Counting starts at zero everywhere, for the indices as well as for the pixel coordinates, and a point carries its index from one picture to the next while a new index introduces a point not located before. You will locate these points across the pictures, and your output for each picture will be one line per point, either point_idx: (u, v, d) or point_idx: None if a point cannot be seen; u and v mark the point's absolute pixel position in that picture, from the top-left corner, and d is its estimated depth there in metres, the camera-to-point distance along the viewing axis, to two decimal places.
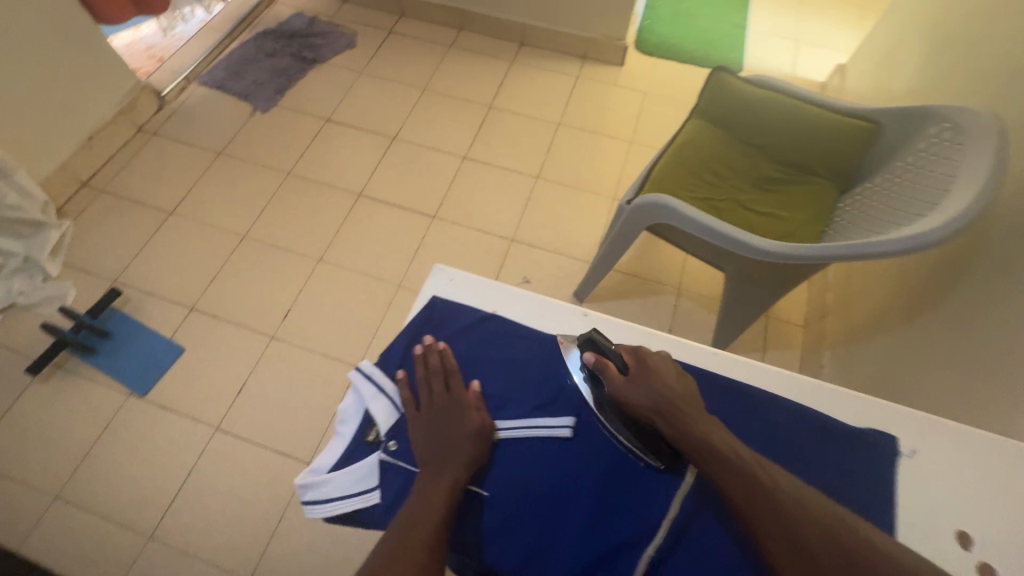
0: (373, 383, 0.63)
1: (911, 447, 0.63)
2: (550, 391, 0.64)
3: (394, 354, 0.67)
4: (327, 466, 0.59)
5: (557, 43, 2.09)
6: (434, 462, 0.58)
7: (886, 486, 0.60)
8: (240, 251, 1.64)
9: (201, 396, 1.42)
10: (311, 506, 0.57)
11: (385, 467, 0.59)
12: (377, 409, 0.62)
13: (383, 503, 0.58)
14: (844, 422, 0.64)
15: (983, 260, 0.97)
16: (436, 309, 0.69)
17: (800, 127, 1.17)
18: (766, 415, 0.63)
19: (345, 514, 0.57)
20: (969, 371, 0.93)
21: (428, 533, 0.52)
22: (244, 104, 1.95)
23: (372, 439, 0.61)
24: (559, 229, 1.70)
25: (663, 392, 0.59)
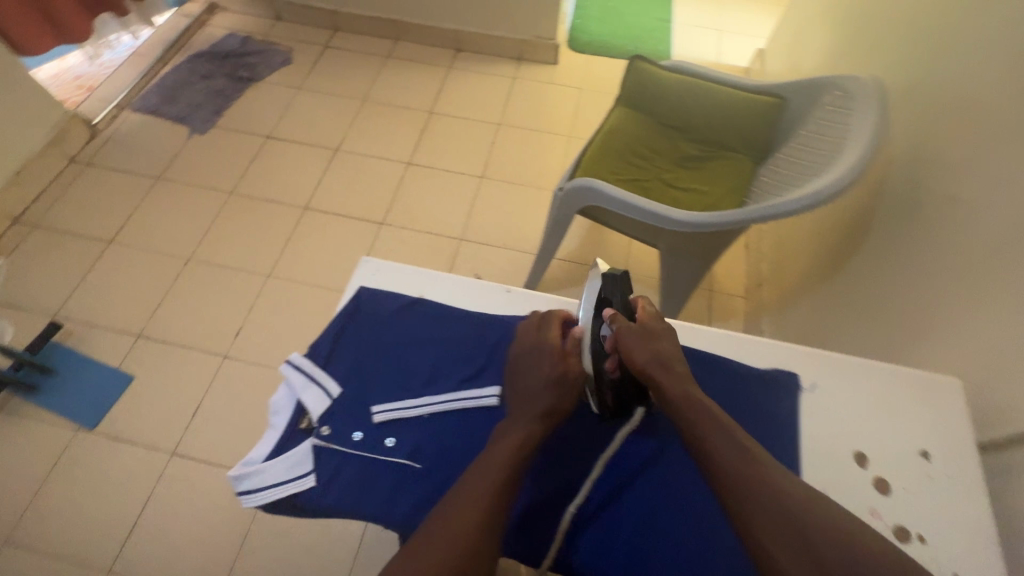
0: (303, 373, 0.65)
1: (812, 381, 0.68)
2: (476, 364, 0.67)
3: (323, 345, 0.68)
4: (262, 456, 0.61)
5: (492, 47, 2.15)
6: (519, 409, 0.60)
7: (788, 418, 0.65)
8: (186, 274, 1.62)
9: (154, 422, 1.39)
10: (247, 495, 0.58)
11: (318, 452, 0.61)
12: (308, 397, 0.64)
13: (317, 485, 0.59)
14: (749, 365, 0.69)
15: (885, 213, 1.05)
16: (363, 299, 0.71)
17: (715, 107, 1.25)
18: None
19: (282, 500, 0.59)
20: (880, 316, 1.01)
21: (488, 490, 0.53)
22: (181, 127, 1.93)
23: (306, 427, 0.63)
24: (507, 225, 1.74)
25: (663, 353, 0.62)
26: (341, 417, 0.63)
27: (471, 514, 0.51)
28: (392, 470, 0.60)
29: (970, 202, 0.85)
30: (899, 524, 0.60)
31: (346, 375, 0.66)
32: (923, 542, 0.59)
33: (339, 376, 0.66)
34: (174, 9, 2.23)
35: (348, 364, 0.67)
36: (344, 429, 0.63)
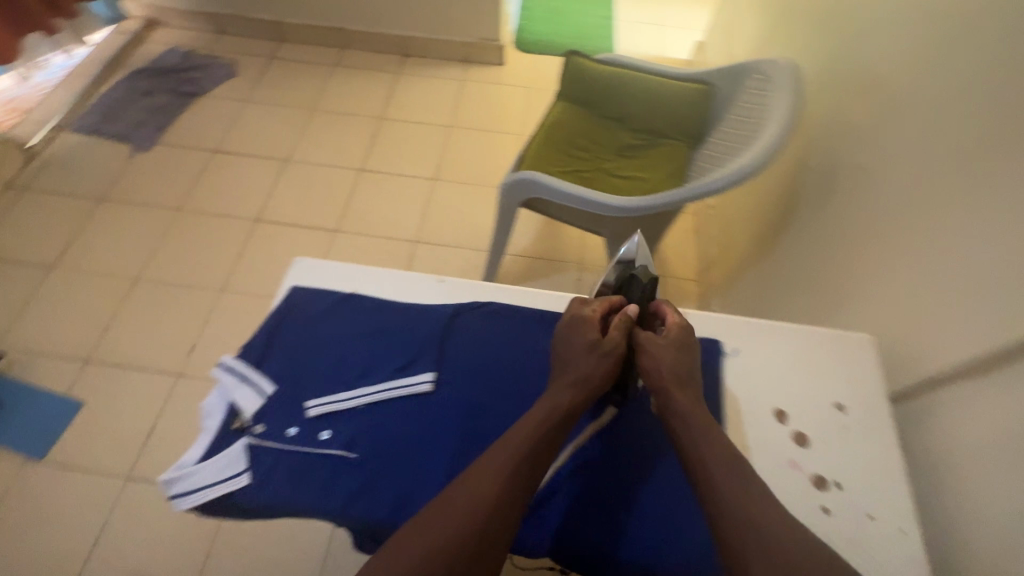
0: (235, 374, 0.65)
1: (733, 346, 0.72)
2: (409, 353, 0.68)
3: (255, 345, 0.68)
4: (195, 459, 0.61)
5: (439, 51, 2.17)
6: (559, 378, 0.63)
7: (711, 383, 0.68)
8: (135, 294, 1.59)
9: (107, 448, 1.35)
10: (179, 498, 0.58)
11: (253, 450, 0.61)
12: (241, 398, 0.64)
13: (252, 483, 0.59)
14: None
15: (809, 187, 1.11)
16: (295, 297, 0.72)
17: (648, 96, 1.29)
18: None
19: (215, 500, 0.59)
20: (808, 285, 1.06)
21: (506, 462, 0.54)
22: (123, 146, 1.89)
23: (238, 427, 0.63)
24: (462, 225, 1.75)
25: (683, 365, 0.64)
26: (275, 414, 0.64)
27: (485, 490, 0.52)
28: (327, 462, 0.61)
29: (879, 172, 0.90)
30: (818, 472, 0.63)
31: (279, 373, 0.66)
32: (840, 488, 0.63)
33: (272, 374, 0.66)
34: (111, 27, 2.17)
35: (281, 362, 0.67)
36: (278, 425, 0.63)
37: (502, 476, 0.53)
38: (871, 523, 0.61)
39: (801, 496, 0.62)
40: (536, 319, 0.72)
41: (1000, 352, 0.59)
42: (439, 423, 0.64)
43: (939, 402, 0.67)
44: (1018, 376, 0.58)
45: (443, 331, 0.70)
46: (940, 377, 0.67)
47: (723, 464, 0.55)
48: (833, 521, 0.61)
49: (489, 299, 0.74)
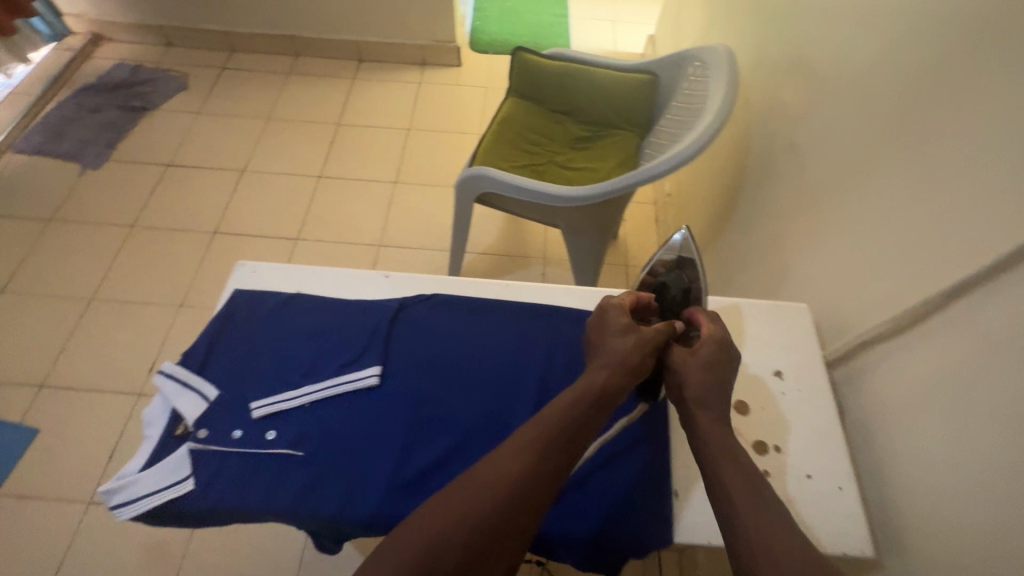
0: (176, 380, 0.64)
1: None
2: (355, 349, 0.68)
3: (198, 351, 0.67)
4: (138, 468, 0.60)
5: (394, 55, 2.17)
6: (596, 361, 0.61)
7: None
8: (90, 315, 1.54)
9: (66, 474, 1.31)
10: (120, 508, 0.57)
11: (197, 455, 0.60)
12: (183, 404, 0.63)
13: (197, 488, 0.58)
14: None
15: (753, 168, 1.14)
16: (238, 300, 0.72)
17: (595, 88, 1.31)
18: (548, 325, 0.72)
19: (159, 508, 0.58)
20: (757, 262, 1.08)
21: (536, 439, 0.53)
22: (71, 165, 1.83)
23: (182, 432, 0.62)
24: (425, 226, 1.75)
25: (714, 386, 0.60)
26: (219, 417, 0.63)
27: (508, 467, 0.51)
28: (274, 461, 0.61)
29: (811, 149, 0.93)
30: (758, 439, 0.67)
31: (222, 378, 0.66)
32: (780, 452, 0.66)
33: (215, 379, 0.65)
34: (53, 44, 2.12)
35: (224, 367, 0.66)
36: (222, 429, 0.62)
37: (527, 455, 0.52)
38: (809, 482, 0.64)
39: None
40: (483, 307, 0.73)
41: (920, 308, 0.62)
42: (388, 416, 0.64)
43: (871, 363, 0.70)
44: (936, 329, 0.61)
45: (388, 325, 0.70)
46: (870, 340, 0.69)
47: (742, 475, 0.52)
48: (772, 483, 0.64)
49: (435, 292, 0.74)
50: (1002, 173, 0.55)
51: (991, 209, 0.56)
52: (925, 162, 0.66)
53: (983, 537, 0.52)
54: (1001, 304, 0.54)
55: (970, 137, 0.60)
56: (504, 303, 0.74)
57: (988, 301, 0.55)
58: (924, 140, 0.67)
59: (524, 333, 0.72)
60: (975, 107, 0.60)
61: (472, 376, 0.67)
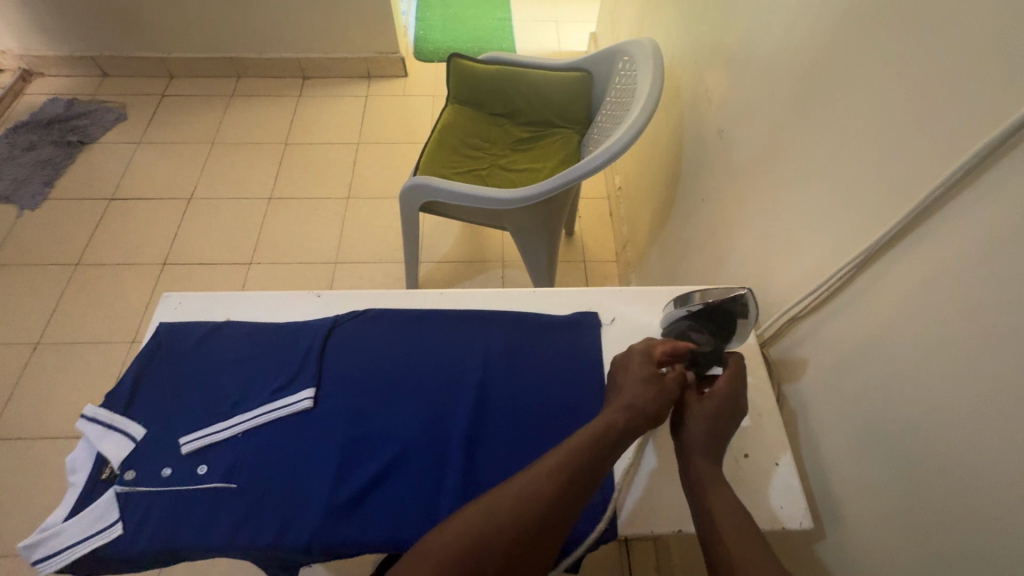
0: (99, 423, 0.62)
1: (611, 315, 0.75)
2: (287, 373, 0.67)
3: (122, 389, 0.65)
4: (62, 518, 0.58)
5: (339, 69, 2.15)
6: (613, 400, 0.59)
7: (590, 354, 0.71)
8: (36, 361, 1.49)
9: (19, 528, 1.26)
10: (43, 562, 0.55)
11: (125, 498, 0.58)
12: (107, 446, 0.61)
13: (126, 532, 0.57)
14: (555, 314, 0.75)
15: (688, 156, 1.17)
16: (163, 334, 0.70)
17: (532, 89, 1.32)
18: (485, 329, 0.72)
19: (85, 557, 0.56)
20: (699, 247, 1.11)
21: (563, 463, 0.52)
22: (6, 206, 1.76)
23: (108, 475, 0.60)
24: (381, 239, 1.74)
25: (716, 439, 0.58)
26: (147, 456, 0.61)
27: (540, 484, 0.51)
28: (207, 496, 0.59)
29: (737, 133, 0.96)
30: None
31: (149, 415, 0.64)
32: None
33: (142, 417, 0.64)
34: None
35: (151, 404, 0.65)
36: (151, 468, 0.60)
37: (557, 477, 0.51)
38: (747, 462, 0.64)
39: None
40: (417, 317, 0.73)
41: (839, 279, 0.64)
42: (325, 438, 0.63)
43: (799, 337, 0.72)
44: (853, 298, 0.63)
45: (322, 344, 0.69)
46: (797, 315, 0.71)
47: (733, 520, 0.51)
48: None
49: (366, 307, 0.73)
50: (896, 141, 0.58)
51: (890, 176, 0.58)
52: (833, 136, 0.69)
53: (908, 492, 0.54)
54: (904, 267, 0.56)
55: (869, 110, 0.63)
56: (440, 312, 0.74)
57: (892, 267, 0.58)
58: (831, 115, 0.70)
59: (460, 340, 0.71)
60: (871, 80, 0.63)
61: (410, 389, 0.67)
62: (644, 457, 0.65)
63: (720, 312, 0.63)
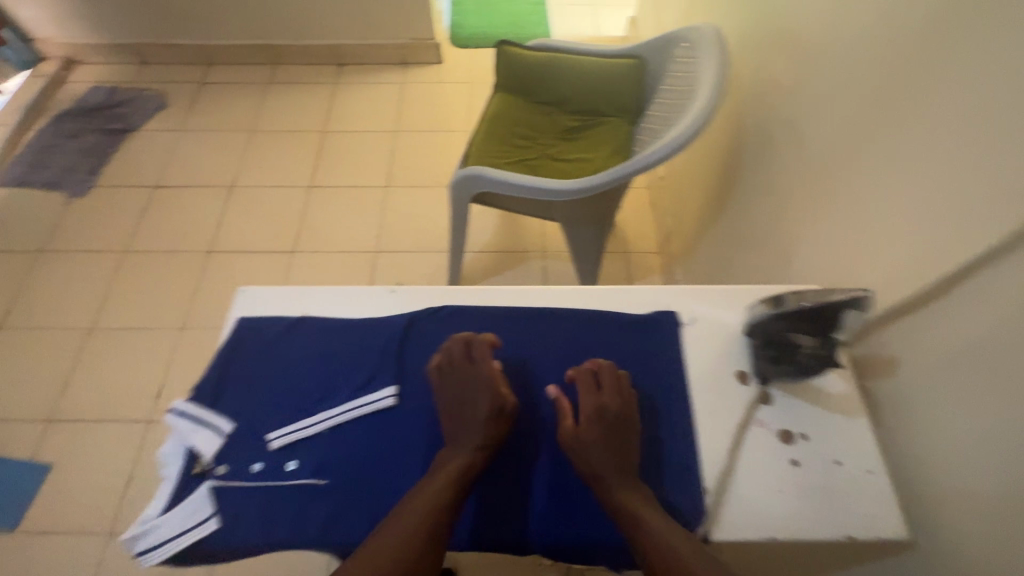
0: (188, 418, 0.63)
1: (691, 315, 0.73)
2: (368, 370, 0.67)
3: (206, 384, 0.66)
4: (159, 511, 0.59)
5: (374, 56, 2.13)
6: (455, 435, 0.61)
7: (669, 357, 0.69)
8: (90, 346, 1.52)
9: (82, 508, 1.30)
10: (148, 554, 0.57)
11: (218, 493, 0.60)
12: (198, 440, 0.62)
13: (221, 527, 0.58)
14: (633, 313, 0.73)
15: (747, 148, 1.13)
16: (243, 328, 0.70)
17: (582, 78, 1.29)
18: (559, 327, 0.71)
19: (185, 550, 0.57)
20: (761, 242, 1.07)
21: (431, 501, 0.55)
22: (55, 193, 1.79)
23: (199, 470, 0.61)
24: (420, 228, 1.73)
25: (617, 463, 0.59)
26: (236, 452, 0.62)
27: (408, 524, 0.54)
28: (297, 493, 0.60)
29: (808, 123, 0.91)
30: (782, 428, 0.65)
31: (235, 411, 0.65)
32: (806, 440, 0.64)
33: (227, 412, 0.64)
34: (26, 72, 2.07)
35: (234, 400, 0.65)
36: (240, 464, 0.61)
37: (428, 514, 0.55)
38: (838, 469, 0.62)
39: (767, 456, 0.63)
40: (492, 315, 0.72)
41: (938, 281, 0.60)
42: (407, 434, 0.63)
43: (886, 340, 0.68)
44: (949, 306, 0.60)
45: (399, 342, 0.69)
46: (886, 316, 0.68)
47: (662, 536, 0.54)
48: (802, 472, 0.62)
49: (439, 305, 0.73)
50: (1007, 141, 0.54)
51: (1002, 177, 0.54)
52: (927, 132, 0.65)
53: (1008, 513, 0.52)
54: (1012, 276, 0.53)
55: (975, 103, 0.58)
56: (513, 310, 0.73)
57: (996, 276, 0.55)
58: (925, 108, 0.66)
59: (533, 340, 0.70)
60: (981, 69, 0.58)
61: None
62: (735, 460, 0.63)
63: (824, 316, 0.61)
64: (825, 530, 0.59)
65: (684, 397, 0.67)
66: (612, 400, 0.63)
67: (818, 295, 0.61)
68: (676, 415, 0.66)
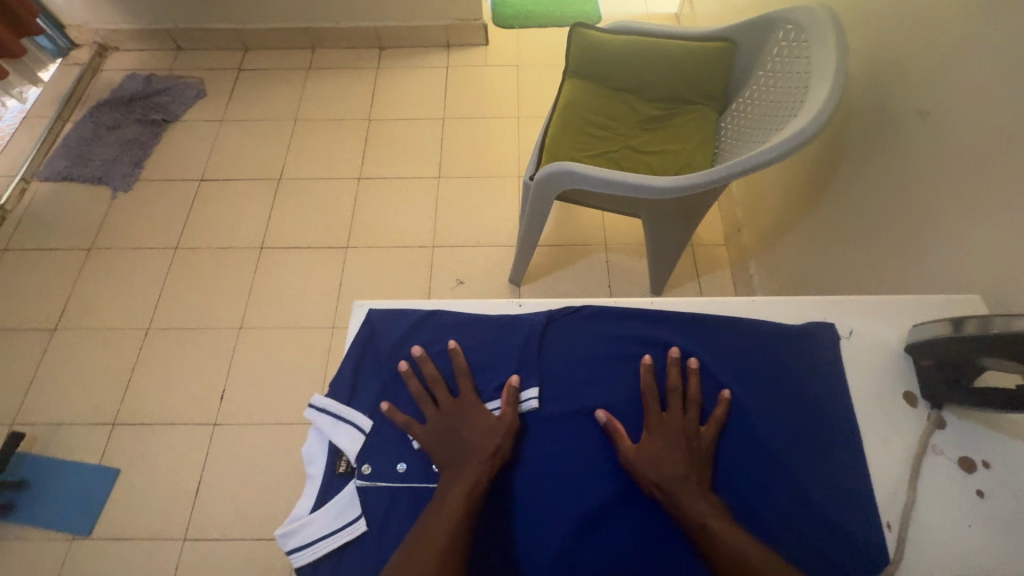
0: (330, 414, 0.68)
1: (848, 328, 0.70)
2: (506, 371, 0.70)
3: (344, 380, 0.70)
4: (309, 509, 0.64)
5: (416, 39, 2.04)
6: (456, 455, 0.64)
7: (829, 370, 0.67)
8: (148, 347, 1.50)
9: (155, 512, 1.29)
10: (300, 551, 0.61)
11: (365, 492, 0.64)
12: (341, 439, 0.66)
13: (370, 528, 0.63)
14: (785, 323, 0.71)
15: (852, 140, 1.06)
16: (376, 324, 0.74)
17: (668, 62, 1.20)
18: (713, 336, 0.71)
19: (335, 548, 0.62)
20: (868, 242, 1.02)
21: (457, 508, 0.59)
22: (101, 188, 1.75)
23: (345, 469, 0.67)
24: (476, 222, 1.68)
25: (669, 473, 0.61)
26: (379, 452, 0.67)
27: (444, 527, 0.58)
28: None
29: (944, 115, 0.84)
30: (962, 455, 0.61)
31: (372, 409, 0.69)
32: (989, 468, 0.60)
33: (365, 409, 0.69)
34: (60, 61, 2.01)
35: (371, 397, 0.70)
36: (385, 464, 0.66)
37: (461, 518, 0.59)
38: None
39: (949, 485, 0.60)
40: (636, 325, 0.72)
41: None
42: (562, 446, 0.67)
43: None
44: None
45: (537, 342, 0.71)
46: None
47: (730, 544, 0.56)
48: (990, 503, 0.59)
49: (576, 314, 0.73)
50: None
51: None
52: None
53: None
54: None
55: None
56: (659, 317, 0.73)
57: None
58: None
59: (688, 348, 0.70)
60: None
61: (631, 397, 0.69)
62: (914, 494, 0.60)
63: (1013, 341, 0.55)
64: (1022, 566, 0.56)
65: (848, 414, 0.64)
66: (674, 419, 0.66)
67: (1006, 320, 0.56)
68: (835, 432, 0.64)
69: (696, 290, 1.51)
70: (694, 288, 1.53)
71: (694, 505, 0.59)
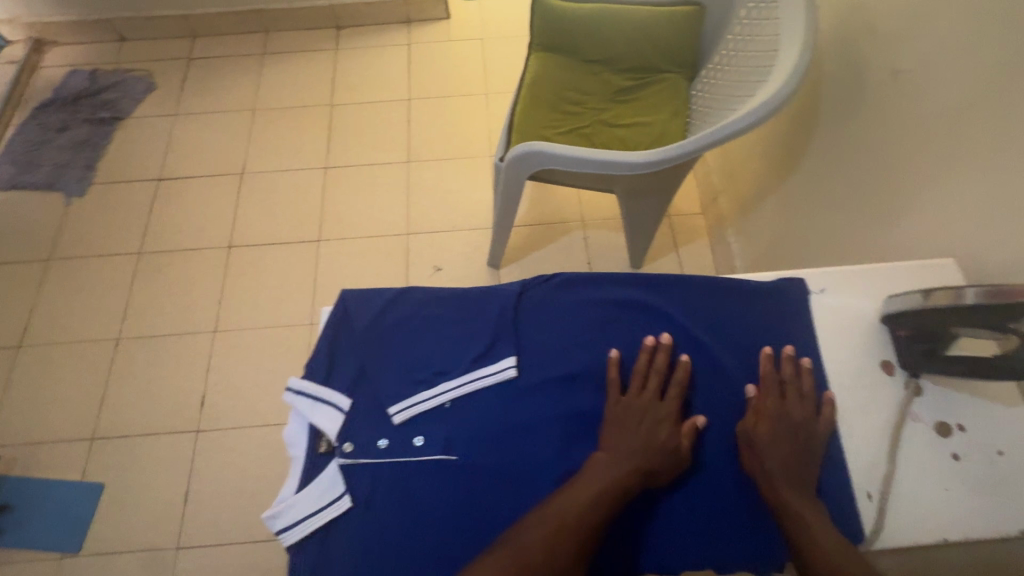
0: (307, 396, 0.67)
1: (819, 286, 0.71)
2: (484, 342, 0.70)
3: (319, 364, 0.70)
4: (294, 490, 0.64)
5: (375, 16, 1.95)
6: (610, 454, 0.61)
7: (800, 321, 0.69)
8: (122, 357, 1.45)
9: (145, 523, 1.28)
10: (287, 530, 0.61)
11: (347, 470, 0.64)
12: (320, 419, 0.66)
13: (357, 504, 0.63)
14: (761, 285, 0.72)
15: (824, 102, 1.04)
16: (349, 302, 0.73)
17: (635, 31, 1.17)
18: (785, 319, 0.69)
19: (323, 525, 0.62)
20: (845, 205, 1.01)
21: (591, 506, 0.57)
22: (53, 194, 1.66)
23: (326, 448, 0.67)
24: (451, 206, 1.64)
25: (786, 470, 0.59)
26: (360, 431, 0.66)
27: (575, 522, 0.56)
28: (430, 465, 0.64)
29: (916, 73, 0.83)
30: (939, 420, 0.62)
31: (350, 387, 0.69)
32: (964, 432, 0.62)
33: (343, 389, 0.68)
34: None
35: (348, 375, 0.69)
36: (365, 442, 0.66)
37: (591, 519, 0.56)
38: (1002, 460, 0.60)
39: (928, 453, 0.61)
40: (621, 300, 0.72)
41: None
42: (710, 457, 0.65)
43: None
44: None
45: (515, 311, 0.72)
46: None
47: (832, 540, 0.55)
48: (964, 467, 0.60)
49: (560, 288, 0.74)
50: None
51: None
52: None
53: None
54: None
55: None
56: (641, 282, 0.73)
57: None
58: None
59: (703, 313, 0.71)
60: None
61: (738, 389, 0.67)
62: (896, 465, 0.61)
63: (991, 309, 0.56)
64: (992, 527, 0.57)
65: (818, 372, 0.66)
66: (771, 403, 0.63)
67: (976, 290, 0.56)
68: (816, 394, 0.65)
69: (676, 261, 1.51)
70: (673, 259, 1.52)
71: (787, 495, 0.58)
